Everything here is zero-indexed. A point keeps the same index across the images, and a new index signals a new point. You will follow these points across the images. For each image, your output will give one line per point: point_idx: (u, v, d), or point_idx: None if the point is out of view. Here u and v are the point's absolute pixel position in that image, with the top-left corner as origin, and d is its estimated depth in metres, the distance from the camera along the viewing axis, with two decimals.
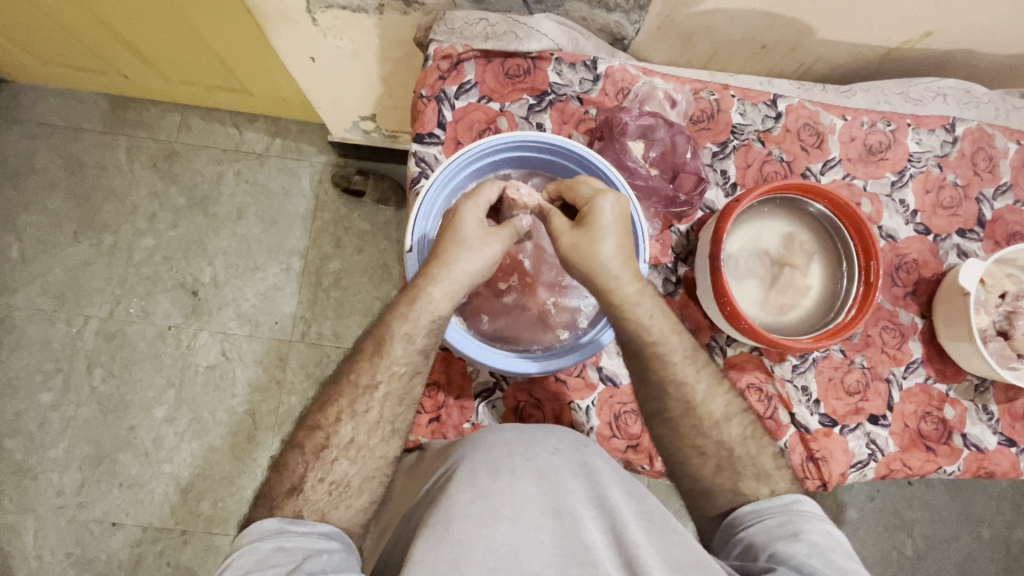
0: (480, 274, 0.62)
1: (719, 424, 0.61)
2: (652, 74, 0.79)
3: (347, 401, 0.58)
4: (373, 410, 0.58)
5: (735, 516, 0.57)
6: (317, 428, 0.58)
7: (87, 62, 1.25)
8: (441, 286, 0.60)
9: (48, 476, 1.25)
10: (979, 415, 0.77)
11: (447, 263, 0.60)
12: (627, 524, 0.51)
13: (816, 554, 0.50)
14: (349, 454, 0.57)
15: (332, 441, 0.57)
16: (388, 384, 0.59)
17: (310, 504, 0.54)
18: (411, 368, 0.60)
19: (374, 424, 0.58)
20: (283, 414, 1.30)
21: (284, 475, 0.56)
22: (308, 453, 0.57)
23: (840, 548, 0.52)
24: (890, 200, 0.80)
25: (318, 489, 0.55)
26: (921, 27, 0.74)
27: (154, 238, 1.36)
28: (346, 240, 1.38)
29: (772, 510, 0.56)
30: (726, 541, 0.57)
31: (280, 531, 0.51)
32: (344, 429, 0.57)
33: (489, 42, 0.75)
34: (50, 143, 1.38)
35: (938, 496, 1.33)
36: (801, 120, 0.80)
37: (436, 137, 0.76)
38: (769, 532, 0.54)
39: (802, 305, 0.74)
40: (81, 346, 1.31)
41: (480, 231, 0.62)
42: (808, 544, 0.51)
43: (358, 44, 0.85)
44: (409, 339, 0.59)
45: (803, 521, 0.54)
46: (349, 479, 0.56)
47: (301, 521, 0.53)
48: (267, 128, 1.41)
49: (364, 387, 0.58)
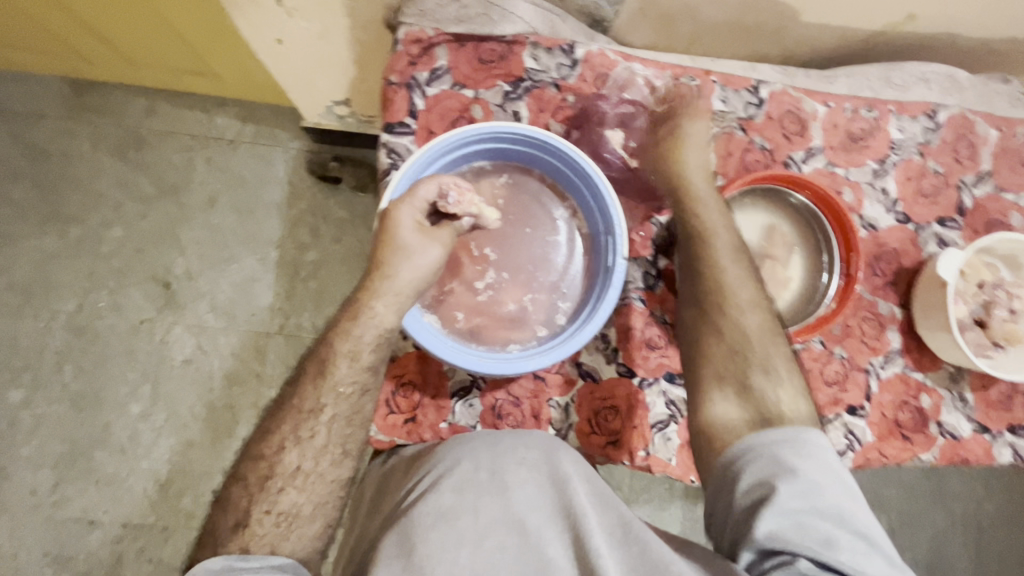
0: (423, 278, 0.61)
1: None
2: (632, 58, 0.75)
3: (290, 428, 0.56)
4: (319, 433, 0.56)
5: (727, 458, 0.57)
6: (260, 458, 0.55)
7: (40, 43, 1.18)
8: (383, 294, 0.59)
9: (21, 476, 1.22)
10: (954, 404, 0.77)
11: (387, 271, 0.59)
12: (589, 532, 0.51)
13: (807, 494, 0.51)
14: (295, 482, 0.55)
15: (276, 471, 0.55)
16: (334, 407, 0.56)
17: (256, 540, 0.52)
18: (359, 386, 0.58)
19: (320, 449, 0.56)
20: (262, 407, 1.27)
21: (227, 512, 0.54)
22: (252, 486, 0.54)
23: (833, 487, 0.52)
24: (871, 189, 0.79)
25: (264, 521, 0.53)
26: (905, 9, 0.72)
27: (122, 228, 1.30)
28: (324, 228, 1.34)
29: (765, 449, 0.55)
30: (721, 486, 0.56)
31: (226, 569, 0.49)
32: (289, 457, 0.55)
33: (462, 25, 0.72)
34: (7, 129, 1.31)
35: (914, 475, 1.36)
36: (783, 106, 0.78)
37: (407, 127, 0.72)
38: (763, 472, 0.54)
39: (784, 298, 0.73)
40: (49, 342, 1.26)
41: (417, 233, 0.60)
42: (799, 482, 0.51)
43: (328, 24, 0.82)
44: (353, 357, 0.57)
45: (794, 456, 0.54)
46: (298, 509, 0.54)
47: (250, 557, 0.51)
48: (238, 112, 1.35)
49: (307, 412, 0.56)
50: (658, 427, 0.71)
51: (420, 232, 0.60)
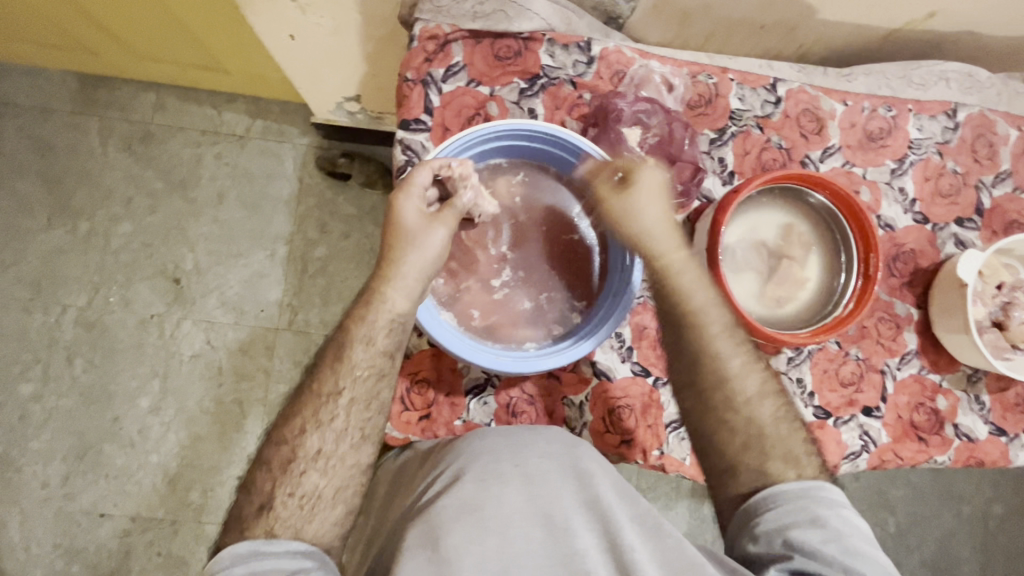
0: (430, 262, 0.60)
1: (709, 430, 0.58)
2: (649, 56, 0.75)
3: (310, 412, 0.56)
4: (338, 418, 0.56)
5: (750, 502, 0.55)
6: (282, 442, 0.55)
7: (51, 37, 1.18)
8: (396, 284, 0.59)
9: (31, 469, 1.23)
10: (971, 406, 0.77)
11: (398, 260, 0.59)
12: (620, 526, 0.52)
13: (834, 542, 0.51)
14: (317, 465, 0.55)
15: (298, 454, 0.55)
16: (352, 390, 0.57)
17: (281, 521, 0.52)
18: (375, 370, 0.58)
19: (340, 432, 0.56)
20: (271, 402, 1.28)
21: (252, 497, 0.54)
22: (274, 470, 0.54)
23: (858, 532, 0.52)
24: (889, 188, 0.78)
25: (288, 504, 0.53)
26: (925, 8, 0.71)
27: (131, 223, 1.31)
28: (332, 225, 1.34)
29: (789, 494, 0.54)
30: (741, 528, 0.55)
31: (252, 555, 0.50)
32: (310, 440, 0.55)
33: (478, 21, 0.72)
34: (17, 124, 1.31)
35: (922, 476, 1.35)
36: (801, 105, 0.77)
37: (423, 124, 0.72)
38: (789, 519, 0.52)
39: (800, 297, 0.72)
40: (59, 336, 1.27)
41: (421, 219, 0.60)
42: (827, 531, 0.51)
43: (340, 20, 0.81)
44: (368, 342, 0.57)
45: (819, 502, 0.53)
46: (319, 491, 0.54)
47: (273, 542, 0.51)
48: (247, 107, 1.35)
49: (327, 395, 0.56)
50: (671, 427, 0.72)
51: (423, 217, 0.60)
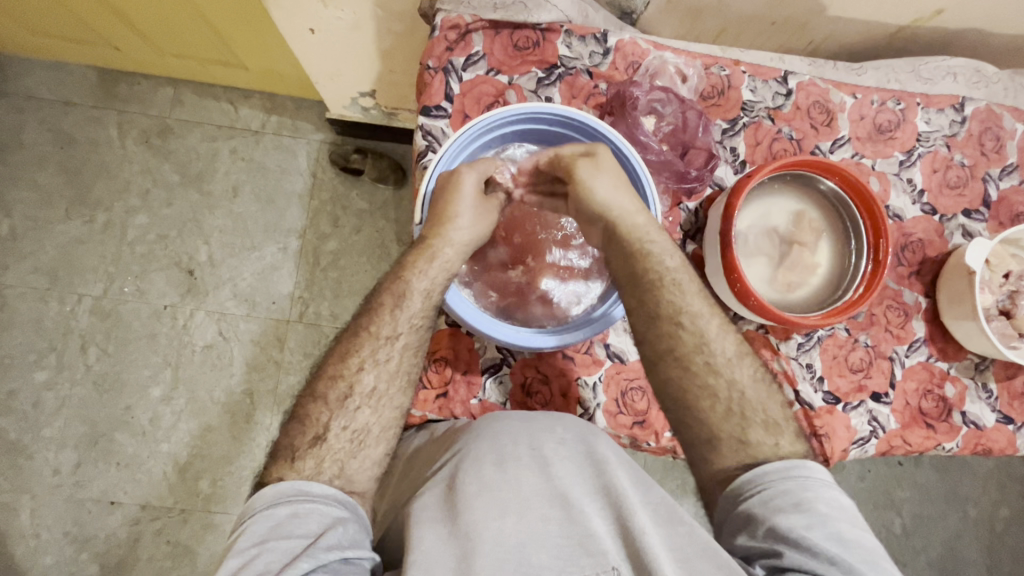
0: (479, 232, 0.66)
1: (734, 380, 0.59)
2: (663, 48, 0.77)
3: (368, 350, 0.58)
4: (393, 359, 0.59)
5: (733, 487, 0.54)
6: (339, 378, 0.58)
7: (75, 32, 1.21)
8: (450, 243, 0.63)
9: (44, 455, 1.24)
10: (978, 394, 0.78)
11: (453, 222, 0.64)
12: (632, 513, 0.52)
13: (818, 526, 0.50)
14: (371, 402, 0.57)
15: (355, 390, 0.57)
16: (407, 336, 0.60)
17: (332, 453, 0.54)
18: (426, 321, 0.61)
19: (394, 373, 0.59)
20: (281, 393, 1.29)
21: (306, 427, 0.55)
22: (330, 402, 0.57)
23: (841, 512, 0.51)
24: (898, 179, 0.80)
25: (341, 436, 0.55)
26: (932, 5, 0.73)
27: (148, 215, 1.33)
28: (345, 219, 1.36)
29: (771, 479, 0.53)
30: (727, 514, 0.54)
31: (296, 493, 0.51)
32: (367, 378, 0.58)
33: (498, 12, 0.74)
34: (38, 117, 1.34)
35: (927, 477, 1.36)
36: (811, 97, 0.79)
37: (443, 110, 0.74)
38: (771, 505, 0.51)
39: (810, 283, 0.74)
40: (74, 325, 1.29)
41: (477, 197, 0.66)
42: (810, 515, 0.50)
43: (361, 14, 0.84)
44: (427, 295, 0.61)
45: (804, 487, 0.52)
46: (368, 427, 0.57)
47: (315, 485, 0.52)
48: (263, 104, 1.38)
49: (383, 338, 0.59)
50: None
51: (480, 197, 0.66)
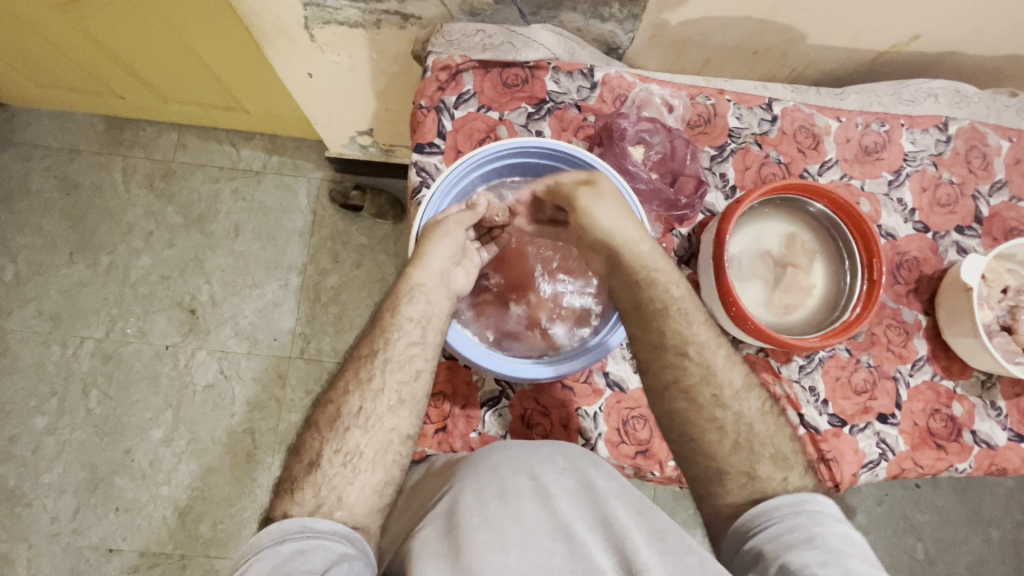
0: (452, 251, 0.66)
1: (733, 398, 0.59)
2: (649, 80, 0.79)
3: (353, 371, 0.59)
4: (375, 377, 0.58)
5: (743, 522, 0.54)
6: (329, 402, 0.58)
7: (83, 83, 1.25)
8: (420, 264, 0.63)
9: (42, 502, 1.22)
10: (987, 411, 0.77)
11: (420, 244, 0.65)
12: (634, 548, 0.49)
13: (831, 562, 0.47)
14: (359, 422, 0.56)
15: (343, 412, 0.57)
16: (385, 349, 0.59)
17: (327, 480, 0.54)
18: (404, 334, 0.60)
19: (377, 393, 0.58)
20: (283, 432, 1.28)
21: (300, 457, 0.56)
22: (323, 429, 0.57)
23: (857, 552, 0.49)
24: (888, 199, 0.81)
25: (333, 461, 0.55)
26: (909, 31, 0.76)
27: (151, 257, 1.35)
28: (345, 254, 1.37)
29: (781, 514, 0.52)
30: (738, 553, 0.53)
31: (300, 530, 0.50)
32: (353, 399, 0.57)
33: (487, 52, 0.75)
34: (46, 165, 1.38)
35: (946, 499, 1.32)
36: (796, 122, 0.81)
37: (436, 147, 0.76)
38: (781, 540, 0.50)
39: (807, 304, 0.74)
40: (76, 368, 1.29)
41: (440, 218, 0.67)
42: (822, 551, 0.48)
43: (356, 59, 0.87)
44: (393, 308, 0.61)
45: (816, 525, 0.51)
46: (361, 449, 0.56)
47: (321, 520, 0.51)
48: (264, 145, 1.41)
49: (365, 356, 0.60)
50: None
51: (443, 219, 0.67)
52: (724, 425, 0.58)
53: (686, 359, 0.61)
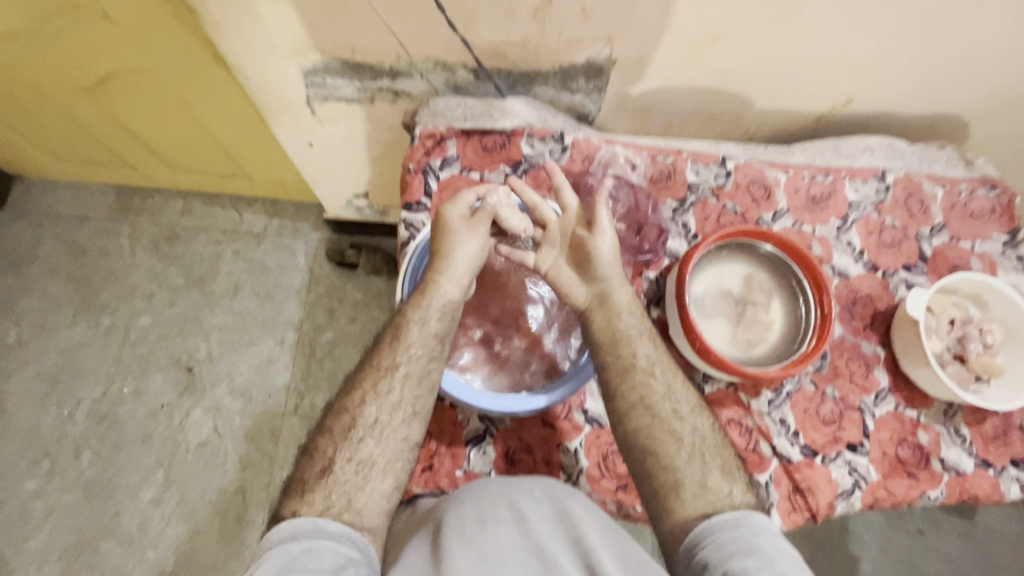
0: (472, 262, 0.70)
1: (695, 422, 0.63)
2: (613, 142, 0.88)
3: (370, 383, 0.63)
4: (394, 390, 0.62)
5: (689, 536, 0.57)
6: (345, 410, 0.62)
7: (99, 156, 1.35)
8: (447, 274, 0.68)
9: (24, 570, 1.20)
10: (953, 439, 0.80)
11: (445, 254, 0.69)
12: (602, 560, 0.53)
13: (767, 567, 0.51)
14: (374, 433, 0.60)
15: (358, 421, 0.61)
16: (407, 365, 0.63)
17: (338, 485, 0.57)
18: (428, 351, 0.65)
19: (395, 405, 0.62)
20: (274, 490, 1.28)
21: (315, 459, 0.60)
22: (336, 436, 0.61)
23: (790, 559, 0.53)
24: (838, 242, 0.88)
25: (346, 469, 0.59)
26: (842, 95, 0.86)
27: (151, 316, 1.40)
28: (340, 310, 1.43)
29: (724, 527, 0.56)
30: (685, 566, 0.56)
31: (315, 529, 0.54)
32: (369, 410, 0.61)
33: (468, 122, 0.85)
34: (56, 233, 1.46)
35: (948, 543, 1.30)
36: (749, 175, 0.89)
37: (423, 205, 0.84)
38: (723, 550, 0.54)
39: (768, 339, 0.80)
40: (69, 429, 1.30)
41: (464, 223, 0.70)
42: (759, 558, 0.52)
43: (351, 129, 0.96)
44: (422, 323, 0.65)
45: (754, 534, 0.55)
46: (373, 458, 0.60)
47: (331, 522, 0.54)
48: (266, 209, 1.50)
49: (385, 369, 0.63)
50: None
51: (467, 223, 0.71)
52: (691, 448, 0.62)
53: (656, 384, 0.65)
